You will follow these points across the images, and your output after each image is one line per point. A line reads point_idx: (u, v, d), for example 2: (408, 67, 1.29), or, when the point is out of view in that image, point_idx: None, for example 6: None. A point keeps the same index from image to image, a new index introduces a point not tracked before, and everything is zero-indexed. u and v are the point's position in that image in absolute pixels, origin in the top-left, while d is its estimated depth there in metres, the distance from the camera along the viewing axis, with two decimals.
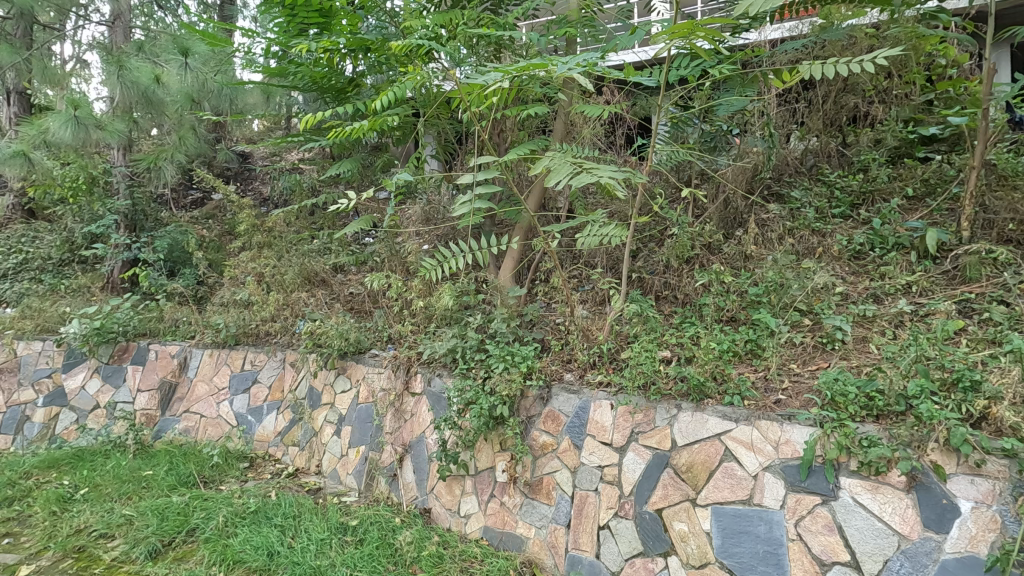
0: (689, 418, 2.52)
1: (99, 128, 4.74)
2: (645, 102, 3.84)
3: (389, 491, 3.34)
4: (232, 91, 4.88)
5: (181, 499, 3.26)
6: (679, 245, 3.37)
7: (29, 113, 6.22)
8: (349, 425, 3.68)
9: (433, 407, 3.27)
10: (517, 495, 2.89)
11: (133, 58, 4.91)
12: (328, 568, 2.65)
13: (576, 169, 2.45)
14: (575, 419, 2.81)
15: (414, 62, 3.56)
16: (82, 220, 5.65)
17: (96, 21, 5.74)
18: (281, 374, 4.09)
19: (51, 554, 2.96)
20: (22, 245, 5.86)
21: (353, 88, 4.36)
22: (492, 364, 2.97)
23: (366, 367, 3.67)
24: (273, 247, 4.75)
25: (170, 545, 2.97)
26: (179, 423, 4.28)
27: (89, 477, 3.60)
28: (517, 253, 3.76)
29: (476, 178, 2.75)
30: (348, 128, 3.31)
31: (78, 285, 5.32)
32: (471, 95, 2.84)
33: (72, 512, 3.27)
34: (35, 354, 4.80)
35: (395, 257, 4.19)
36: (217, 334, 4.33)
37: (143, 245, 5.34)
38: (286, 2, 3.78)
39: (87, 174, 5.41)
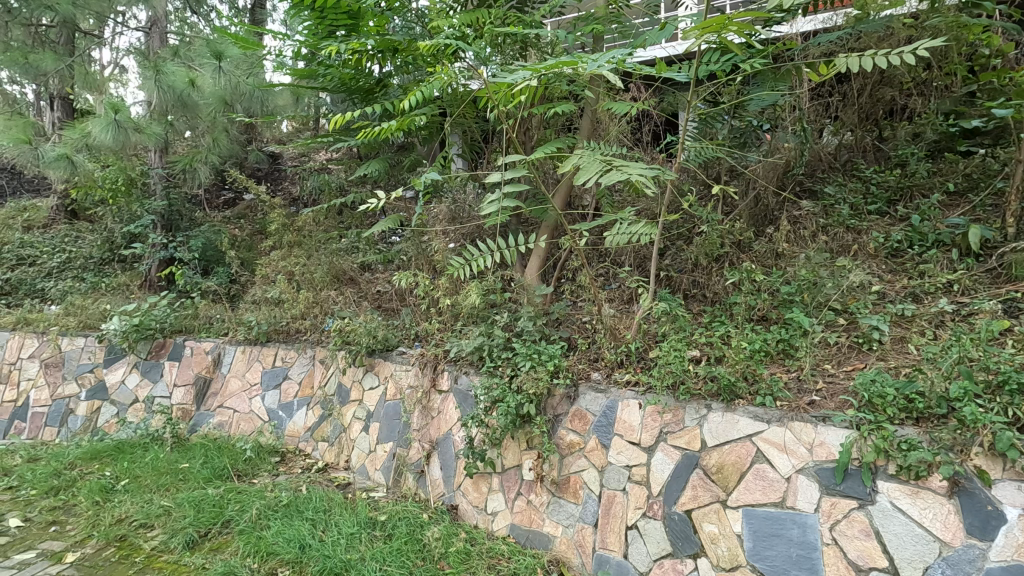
0: (720, 418, 2.48)
1: (138, 131, 4.90)
2: (673, 99, 3.80)
3: (417, 488, 3.38)
4: (264, 93, 5.00)
5: (217, 491, 3.35)
6: (709, 243, 3.32)
7: (71, 118, 6.46)
8: (377, 421, 3.74)
9: (460, 404, 3.29)
10: (544, 494, 2.89)
11: (169, 62, 5.06)
12: (358, 562, 2.69)
13: (606, 167, 2.45)
14: (603, 418, 2.80)
15: (441, 62, 3.59)
16: (122, 220, 5.84)
17: (134, 27, 5.92)
18: (311, 371, 4.17)
19: (95, 542, 3.07)
20: (66, 244, 6.09)
21: (381, 88, 4.41)
22: (519, 362, 2.98)
23: (394, 364, 3.72)
24: (303, 246, 4.85)
25: (206, 536, 3.05)
26: (214, 417, 4.40)
27: (129, 469, 3.73)
28: (544, 251, 3.76)
29: (504, 177, 2.75)
30: (377, 128, 3.36)
31: (118, 283, 5.50)
32: (500, 94, 2.84)
33: (114, 502, 3.39)
34: (77, 350, 4.97)
35: (422, 256, 4.23)
36: (249, 331, 4.44)
37: (178, 245, 5.50)
38: (317, 4, 3.85)
39: (126, 176, 5.59)
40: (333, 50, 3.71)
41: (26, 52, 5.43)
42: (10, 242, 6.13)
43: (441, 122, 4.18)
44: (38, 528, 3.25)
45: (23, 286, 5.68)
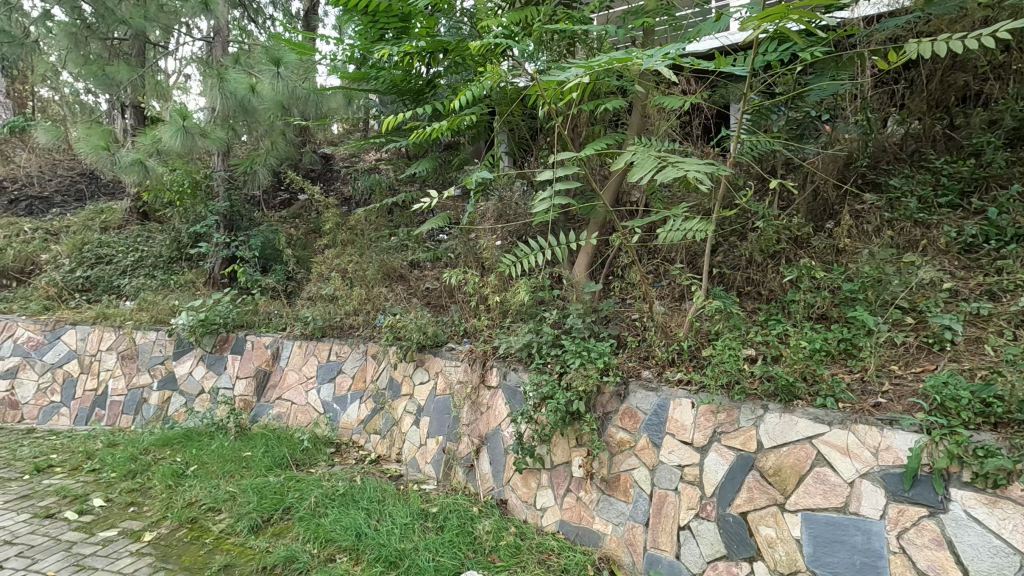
0: (777, 420, 2.41)
1: (204, 136, 5.16)
2: (728, 91, 3.69)
3: (467, 481, 3.44)
4: (318, 97, 5.17)
5: (278, 479, 3.51)
6: (764, 239, 3.22)
7: (142, 125, 6.88)
8: (427, 416, 3.82)
9: (510, 400, 3.33)
10: (594, 491, 2.88)
11: (231, 70, 5.30)
12: (411, 551, 2.76)
13: (660, 164, 2.44)
14: (654, 417, 2.77)
15: (490, 61, 3.62)
16: (188, 221, 6.18)
17: (198, 37, 6.23)
18: (364, 365, 4.30)
19: (169, 523, 3.26)
20: (138, 244, 6.49)
21: (431, 88, 4.51)
22: (569, 360, 2.98)
23: (443, 360, 3.80)
24: (355, 245, 5.01)
25: (269, 521, 3.20)
26: (273, 408, 4.59)
27: (198, 455, 3.96)
28: (592, 250, 3.75)
29: (556, 173, 2.75)
30: (428, 128, 3.43)
31: (185, 280, 5.84)
32: (551, 91, 2.85)
33: (185, 486, 3.60)
34: (149, 342, 5.25)
35: (471, 254, 4.30)
36: (306, 327, 4.62)
37: (240, 244, 5.78)
38: (370, 9, 3.97)
39: (192, 179, 5.90)
40: (386, 52, 3.81)
41: (103, 64, 5.81)
42: (89, 242, 6.57)
43: (488, 121, 4.23)
44: (118, 508, 3.47)
45: (101, 283, 6.07)
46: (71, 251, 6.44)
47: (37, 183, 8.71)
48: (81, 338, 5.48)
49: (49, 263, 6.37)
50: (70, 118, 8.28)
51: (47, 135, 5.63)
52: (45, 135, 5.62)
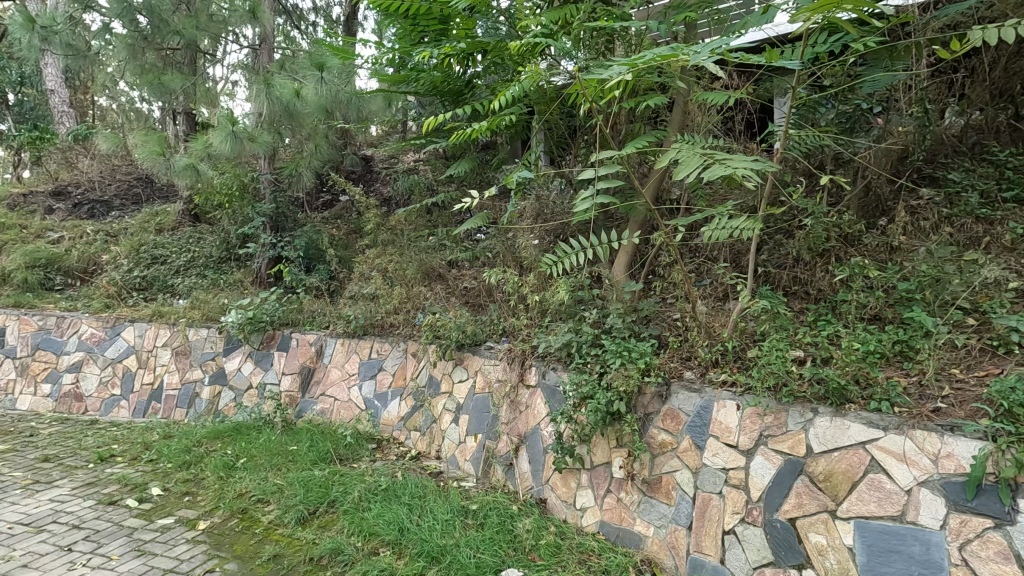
0: (828, 423, 2.33)
1: (251, 140, 5.33)
2: (774, 84, 3.58)
3: (506, 480, 3.46)
4: (360, 100, 5.28)
5: (322, 473, 3.62)
6: (813, 237, 3.11)
7: (193, 130, 7.17)
8: (466, 414, 3.85)
9: (549, 400, 3.33)
10: (635, 492, 2.85)
11: (277, 76, 5.46)
12: (453, 547, 2.79)
13: (707, 161, 2.45)
14: (697, 418, 2.72)
15: (529, 61, 3.62)
16: (237, 222, 6.42)
17: (245, 45, 6.45)
18: (404, 363, 4.37)
19: (221, 512, 3.39)
20: (190, 245, 6.77)
21: (470, 89, 4.55)
22: (609, 360, 2.96)
23: (482, 359, 3.83)
24: (396, 245, 5.10)
25: (315, 513, 3.30)
26: (317, 404, 4.71)
27: (247, 448, 4.10)
28: (632, 249, 3.72)
29: (598, 173, 2.79)
30: (468, 129, 3.48)
31: (234, 280, 6.06)
32: (592, 89, 2.85)
33: (235, 478, 3.74)
34: (201, 339, 5.45)
35: (509, 253, 4.32)
36: (348, 325, 4.73)
37: (285, 244, 5.98)
38: (411, 12, 4.04)
39: (240, 182, 6.13)
40: (427, 55, 3.86)
41: (158, 74, 6.08)
42: (146, 244, 6.90)
43: (527, 121, 4.23)
44: (175, 497, 3.64)
45: (156, 283, 6.36)
46: (129, 251, 6.77)
47: (98, 187, 9.21)
48: (139, 334, 5.68)
49: (109, 263, 6.72)
50: (127, 125, 8.71)
51: (107, 142, 5.93)
52: (105, 142, 5.92)
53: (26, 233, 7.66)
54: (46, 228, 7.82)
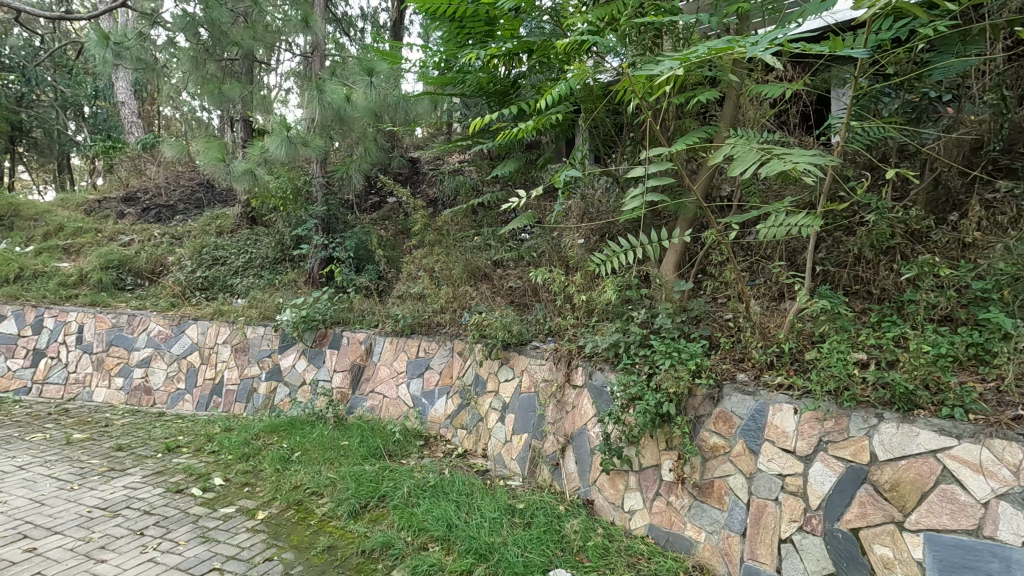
0: (895, 430, 2.22)
1: (305, 145, 5.51)
2: (832, 74, 3.42)
3: (553, 479, 3.45)
4: (408, 103, 5.38)
5: (373, 468, 3.71)
6: (876, 233, 2.95)
7: (250, 137, 7.49)
8: (513, 413, 3.87)
9: (596, 400, 3.30)
10: (685, 496, 2.79)
11: (329, 82, 5.62)
12: (500, 546, 2.81)
13: (764, 157, 2.39)
14: (751, 422, 2.64)
15: (575, 59, 3.60)
16: (291, 224, 6.67)
17: (298, 53, 6.68)
18: (451, 362, 4.42)
19: (278, 503, 3.53)
20: (248, 247, 7.08)
21: (516, 89, 4.56)
22: (658, 360, 2.91)
23: (529, 358, 3.83)
24: (442, 245, 5.19)
25: (366, 507, 3.38)
26: (367, 401, 4.83)
27: (302, 442, 4.25)
28: (681, 248, 3.62)
29: (648, 170, 2.76)
30: (515, 129, 3.50)
31: (288, 280, 6.30)
32: (641, 84, 2.82)
33: (291, 471, 3.89)
34: (258, 337, 5.67)
35: (555, 253, 4.31)
36: (396, 324, 4.83)
37: (336, 245, 6.18)
38: (458, 15, 4.09)
39: (294, 186, 6.36)
40: (474, 56, 3.90)
41: (219, 84, 6.38)
42: (207, 246, 7.26)
43: (573, 120, 4.21)
44: (235, 488, 3.80)
45: (217, 282, 6.67)
46: (193, 253, 7.15)
47: (164, 193, 9.75)
48: (202, 332, 5.94)
49: (175, 265, 7.10)
50: (190, 133, 9.18)
51: (173, 150, 6.26)
52: (171, 150, 6.25)
53: (100, 236, 8.19)
54: (117, 231, 8.34)
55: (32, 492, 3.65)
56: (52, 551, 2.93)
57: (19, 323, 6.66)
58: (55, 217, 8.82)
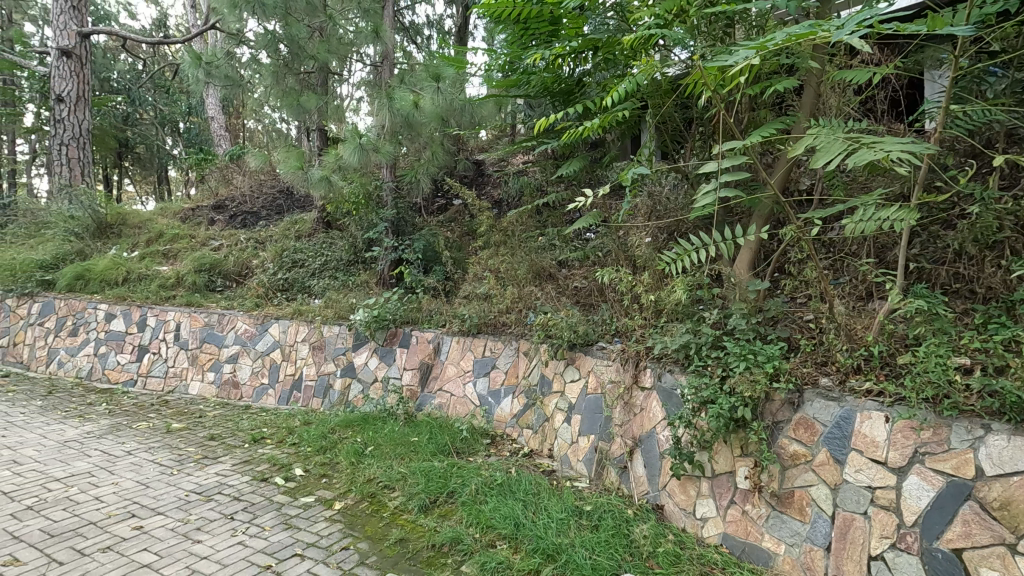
0: (1005, 443, 2.03)
1: (376, 151, 5.72)
2: (927, 55, 3.16)
3: (620, 482, 3.39)
4: (474, 106, 5.52)
5: (442, 465, 3.81)
6: (981, 227, 2.70)
7: (325, 145, 7.89)
8: (579, 414, 3.83)
9: (665, 403, 3.22)
10: (762, 506, 2.66)
11: (398, 89, 5.80)
12: (568, 547, 2.79)
13: (852, 146, 2.29)
14: (835, 429, 2.50)
15: (642, 54, 3.53)
16: (363, 228, 6.96)
17: (369, 63, 6.95)
18: (516, 361, 4.45)
19: (353, 495, 3.68)
20: (324, 250, 7.45)
21: (580, 88, 4.53)
22: (731, 362, 2.80)
23: (595, 359, 3.80)
24: (507, 245, 5.25)
25: (435, 502, 3.47)
26: (435, 399, 4.95)
27: (374, 437, 4.42)
28: (756, 245, 3.46)
29: (721, 165, 2.72)
30: (581, 127, 3.48)
31: (361, 281, 6.58)
32: (713, 76, 2.73)
33: (365, 464, 4.05)
34: (334, 335, 5.94)
35: (621, 252, 4.25)
36: (463, 324, 4.92)
37: (405, 247, 6.39)
38: (522, 16, 4.11)
39: (365, 191, 6.62)
40: (539, 57, 3.92)
41: (297, 96, 6.76)
42: (288, 250, 7.72)
43: (639, 116, 4.14)
44: (314, 478, 4.01)
45: (296, 284, 7.07)
46: (275, 257, 7.62)
47: (249, 200, 10.45)
48: (283, 330, 6.31)
49: (259, 267, 7.59)
50: (271, 143, 9.79)
51: (257, 160, 6.69)
52: (255, 160, 6.68)
53: (194, 242, 8.88)
54: (209, 237, 9.02)
55: (139, 475, 4.02)
56: (157, 529, 3.20)
57: (127, 321, 7.30)
58: (156, 224, 9.65)
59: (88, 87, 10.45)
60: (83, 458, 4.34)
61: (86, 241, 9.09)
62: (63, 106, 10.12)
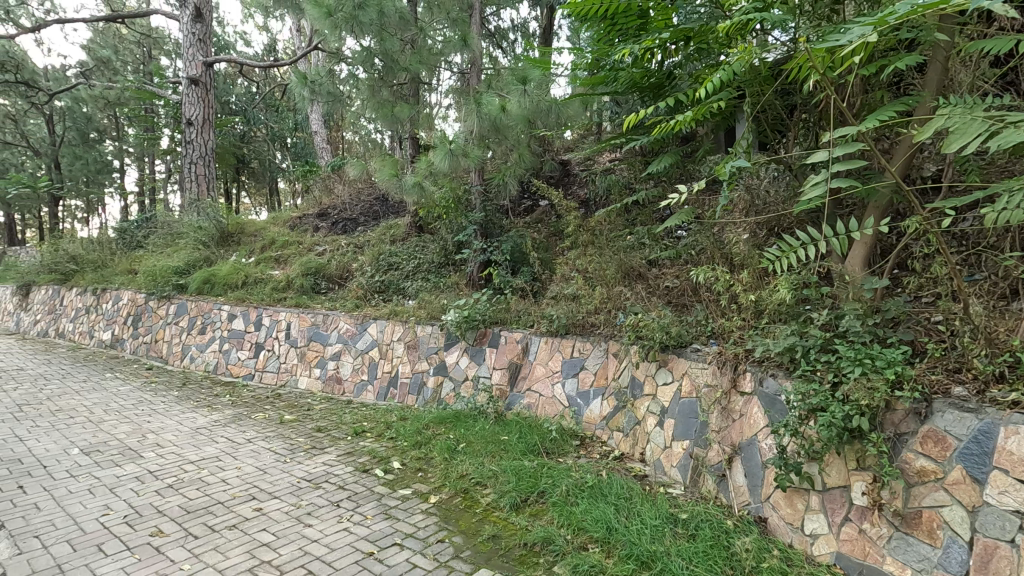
0: None
1: (465, 156, 5.87)
2: None
3: (718, 491, 3.22)
4: (560, 107, 5.54)
5: (532, 464, 3.84)
6: None
7: (417, 152, 8.24)
8: (672, 418, 3.70)
9: (769, 409, 3.04)
10: (884, 525, 2.43)
11: (486, 94, 5.92)
12: (663, 555, 2.71)
13: (991, 128, 2.05)
14: (972, 445, 2.24)
15: (739, 41, 3.36)
16: (453, 231, 7.19)
17: (457, 71, 7.17)
18: (606, 363, 4.37)
19: (447, 490, 3.80)
20: (417, 253, 7.78)
21: (671, 81, 4.39)
22: (844, 368, 2.59)
23: (689, 361, 3.65)
24: (595, 245, 5.19)
25: (526, 501, 3.50)
26: (524, 398, 4.96)
27: (466, 435, 4.55)
28: (872, 239, 3.17)
29: (833, 154, 2.55)
30: (673, 121, 3.38)
31: (452, 282, 6.80)
32: (821, 58, 2.54)
33: (457, 460, 4.17)
34: (427, 335, 6.16)
35: (716, 250, 4.06)
36: (551, 324, 4.92)
37: (493, 249, 6.52)
38: (609, 12, 4.04)
39: (455, 195, 6.83)
40: (627, 52, 3.83)
41: (391, 107, 7.11)
42: (384, 254, 8.14)
43: (735, 106, 3.94)
44: (410, 472, 4.19)
45: (391, 286, 7.43)
46: (373, 260, 8.07)
47: (348, 207, 11.14)
48: (380, 330, 6.64)
49: (358, 271, 8.07)
50: (368, 153, 10.37)
51: (356, 170, 7.11)
52: (354, 170, 7.11)
53: (301, 247, 9.61)
54: (314, 243, 9.72)
55: (258, 461, 4.41)
56: (274, 512, 3.49)
57: (246, 321, 8.03)
58: (269, 233, 10.55)
59: (212, 110, 11.64)
60: (212, 443, 4.83)
61: (211, 248, 10.13)
62: (193, 129, 11.35)
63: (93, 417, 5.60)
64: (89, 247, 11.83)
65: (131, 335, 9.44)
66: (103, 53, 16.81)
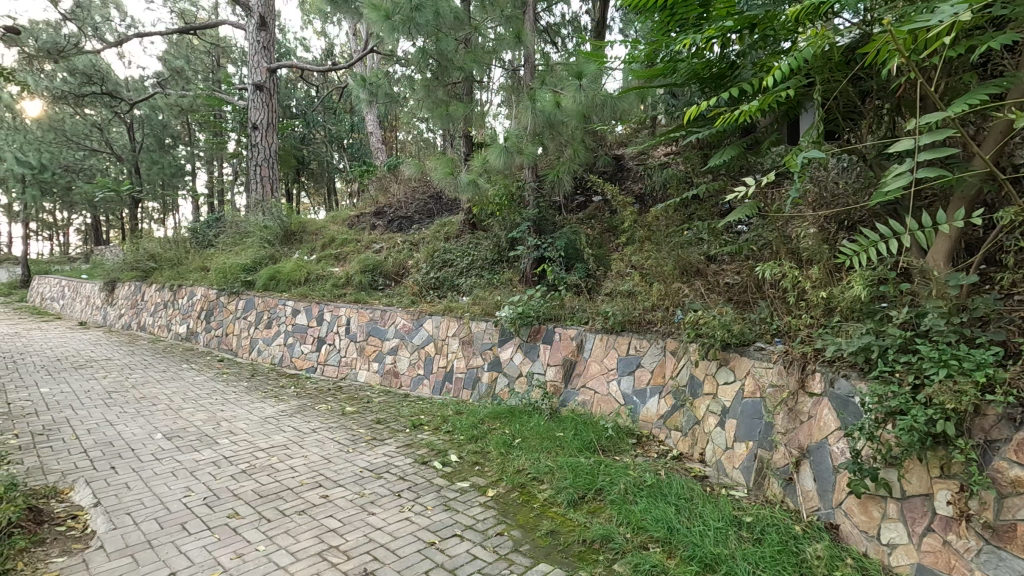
0: None
1: (520, 153, 5.89)
2: None
3: (785, 495, 3.10)
4: (615, 100, 5.46)
5: (589, 462, 3.82)
6: None
7: (471, 150, 8.34)
8: (734, 418, 3.59)
9: (841, 412, 2.90)
10: (972, 538, 2.29)
11: (541, 90, 5.91)
12: (729, 558, 2.65)
13: None
14: None
15: (809, 25, 3.22)
16: (506, 228, 7.24)
17: (510, 68, 7.20)
18: (664, 361, 4.28)
19: (505, 484, 3.85)
20: (471, 250, 7.88)
21: (733, 70, 4.26)
22: (926, 369, 2.45)
23: (753, 360, 3.54)
24: (652, 240, 5.11)
25: (584, 498, 3.49)
26: (579, 395, 4.92)
27: (522, 430, 4.58)
28: (958, 233, 2.96)
29: (918, 143, 2.42)
30: (737, 112, 3.28)
31: (506, 279, 6.85)
32: (904, 39, 2.40)
33: (513, 455, 4.21)
34: (481, 331, 6.21)
35: (782, 245, 3.91)
36: (606, 321, 4.86)
37: (547, 246, 6.53)
38: (667, 3, 3.94)
39: (509, 192, 6.88)
40: (686, 44, 3.73)
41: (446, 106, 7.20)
42: (438, 251, 8.29)
43: (803, 95, 3.78)
44: (468, 464, 4.26)
45: (446, 282, 7.56)
46: (428, 258, 8.24)
47: (403, 205, 11.41)
48: (435, 326, 6.76)
49: (414, 268, 8.26)
50: (422, 152, 10.57)
51: (412, 168, 7.26)
52: (410, 169, 7.26)
53: (359, 245, 9.93)
54: (371, 241, 10.02)
55: (323, 451, 4.59)
56: (339, 499, 3.64)
57: (308, 315, 8.36)
58: (328, 231, 10.94)
59: (275, 114, 12.16)
60: (280, 432, 5.07)
61: (276, 247, 10.61)
62: (258, 133, 11.89)
63: (173, 405, 5.99)
64: (165, 246, 12.61)
65: (204, 329, 10.02)
66: (177, 63, 17.87)
